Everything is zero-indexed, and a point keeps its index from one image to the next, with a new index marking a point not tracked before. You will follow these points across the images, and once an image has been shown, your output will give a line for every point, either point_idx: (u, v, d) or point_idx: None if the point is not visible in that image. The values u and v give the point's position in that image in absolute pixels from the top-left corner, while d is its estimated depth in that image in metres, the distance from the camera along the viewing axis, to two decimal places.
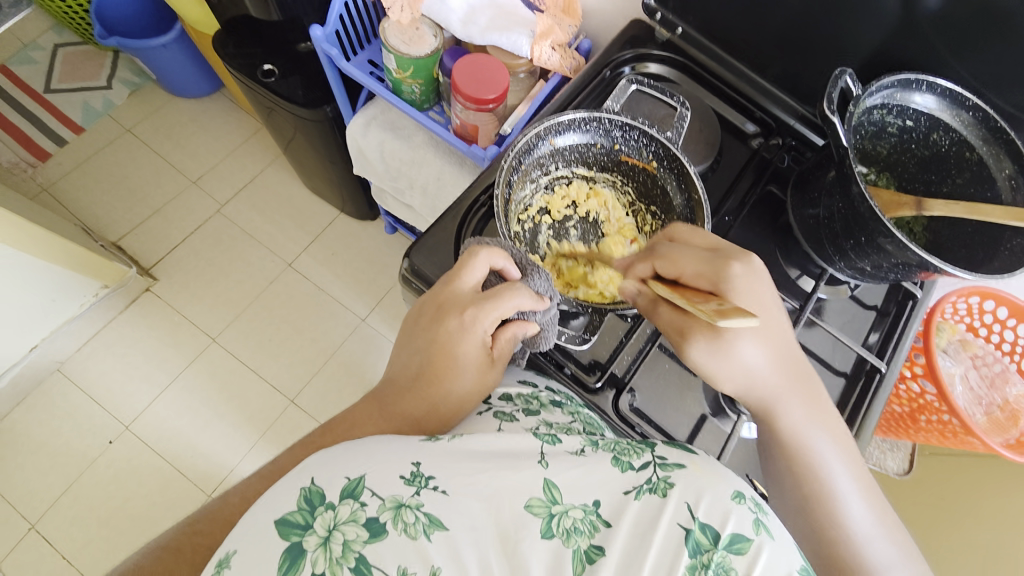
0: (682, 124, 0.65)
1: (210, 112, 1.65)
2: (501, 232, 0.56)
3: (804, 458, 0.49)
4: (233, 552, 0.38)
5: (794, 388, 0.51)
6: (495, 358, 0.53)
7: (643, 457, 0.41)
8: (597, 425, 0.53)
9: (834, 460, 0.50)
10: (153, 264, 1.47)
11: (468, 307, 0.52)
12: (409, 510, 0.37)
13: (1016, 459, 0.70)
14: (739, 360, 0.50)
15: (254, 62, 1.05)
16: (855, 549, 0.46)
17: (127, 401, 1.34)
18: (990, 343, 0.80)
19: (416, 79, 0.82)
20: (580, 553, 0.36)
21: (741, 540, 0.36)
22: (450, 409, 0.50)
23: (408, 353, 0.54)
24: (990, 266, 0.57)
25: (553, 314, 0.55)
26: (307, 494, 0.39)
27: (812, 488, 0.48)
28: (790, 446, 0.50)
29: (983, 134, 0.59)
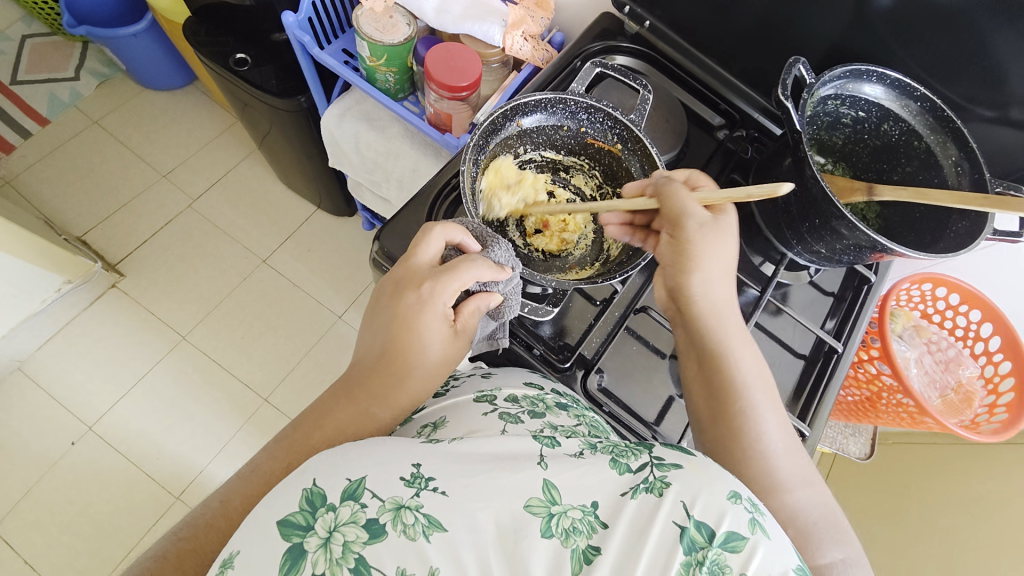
0: (645, 106, 0.65)
1: (183, 105, 1.62)
2: (468, 210, 0.57)
3: (729, 372, 0.50)
4: (235, 553, 0.37)
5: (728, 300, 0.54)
6: (459, 331, 0.53)
7: (641, 458, 0.42)
8: (602, 430, 0.54)
9: (757, 377, 0.51)
10: (120, 259, 1.43)
11: (424, 280, 0.52)
12: (408, 511, 0.37)
13: (972, 437, 0.73)
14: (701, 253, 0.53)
15: (227, 51, 1.04)
16: (771, 470, 0.47)
17: (90, 401, 1.30)
18: (944, 328, 0.84)
19: (390, 68, 0.82)
20: (579, 553, 0.36)
21: (737, 538, 0.36)
22: (418, 382, 0.50)
23: (372, 332, 0.53)
24: (937, 247, 0.60)
25: (516, 284, 0.56)
26: (308, 496, 0.38)
27: (734, 405, 0.49)
28: (716, 359, 0.51)
29: (931, 123, 0.62)
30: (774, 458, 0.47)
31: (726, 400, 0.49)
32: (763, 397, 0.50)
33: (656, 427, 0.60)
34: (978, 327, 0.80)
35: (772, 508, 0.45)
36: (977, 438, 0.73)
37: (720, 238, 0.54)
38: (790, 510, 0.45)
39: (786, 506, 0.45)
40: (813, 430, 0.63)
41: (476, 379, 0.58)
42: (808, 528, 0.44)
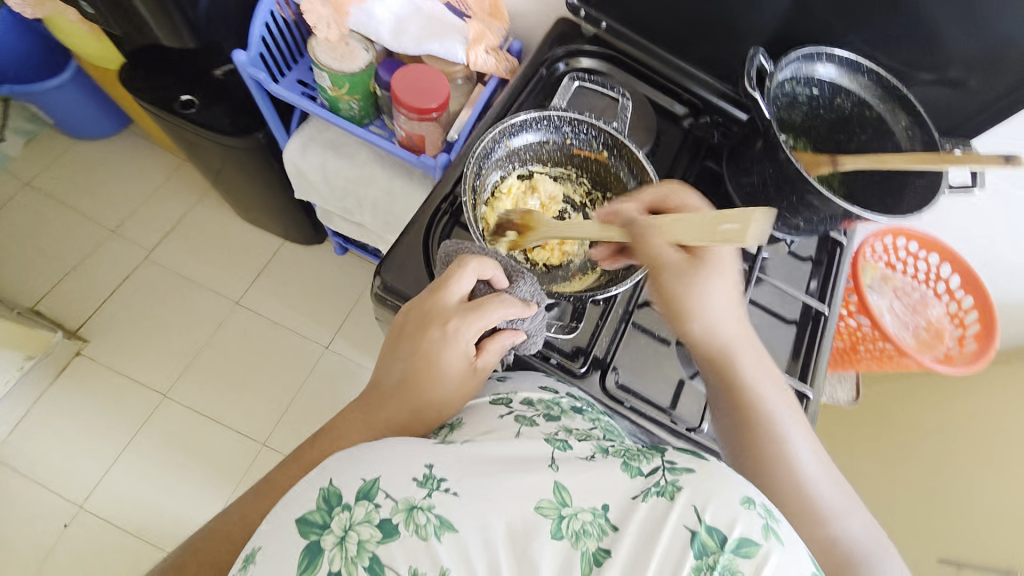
0: (626, 114, 0.69)
1: (122, 153, 1.52)
2: (475, 237, 0.58)
3: (757, 411, 0.53)
4: (258, 547, 0.39)
5: (745, 336, 0.56)
6: (479, 368, 0.54)
7: (653, 462, 0.43)
8: (617, 433, 0.54)
9: (784, 411, 0.54)
10: (81, 325, 1.35)
11: (450, 318, 0.52)
12: (420, 511, 0.39)
13: (946, 371, 0.80)
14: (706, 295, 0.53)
15: (171, 94, 0.99)
16: (814, 502, 0.49)
17: (74, 479, 1.22)
18: (907, 274, 0.91)
19: (353, 96, 0.81)
20: (589, 555, 0.37)
21: (749, 544, 0.36)
22: (432, 416, 0.51)
23: (392, 360, 0.54)
24: (901, 206, 0.65)
25: (539, 321, 0.57)
26: (325, 495, 0.40)
27: (766, 444, 0.51)
28: (743, 398, 0.53)
29: (879, 93, 0.68)
30: (814, 488, 0.50)
31: (759, 442, 0.52)
32: (793, 429, 0.53)
33: (672, 411, 0.63)
34: (938, 268, 0.88)
35: (821, 539, 0.47)
36: (951, 371, 0.80)
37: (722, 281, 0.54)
38: (837, 539, 0.47)
39: (835, 535, 0.47)
40: (815, 388, 0.67)
41: (493, 383, 0.57)
42: (857, 554, 0.47)
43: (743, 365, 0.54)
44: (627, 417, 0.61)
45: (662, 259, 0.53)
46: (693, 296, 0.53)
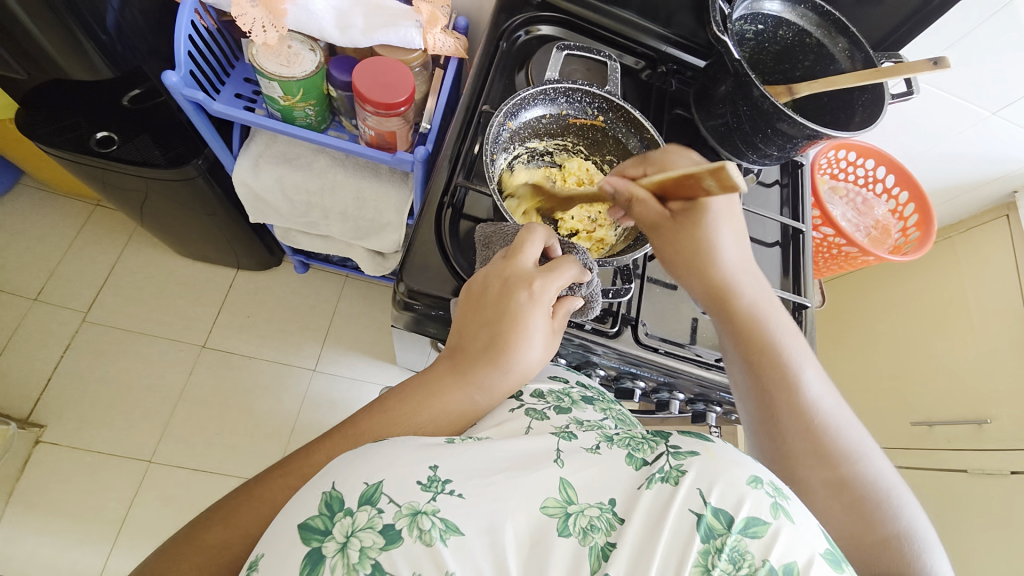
0: (617, 75, 0.66)
1: (19, 211, 1.34)
2: (511, 222, 0.58)
3: (770, 342, 0.53)
4: (261, 555, 0.37)
5: (747, 275, 0.57)
6: (553, 330, 0.54)
7: (657, 449, 0.42)
8: (628, 421, 0.54)
9: (799, 349, 0.54)
10: (29, 410, 1.20)
11: (534, 279, 0.52)
12: (424, 516, 0.36)
13: (899, 258, 0.91)
14: (702, 242, 0.56)
15: (82, 134, 0.88)
16: (832, 440, 0.48)
17: (73, 573, 1.11)
18: (850, 181, 1.01)
19: (308, 102, 0.76)
20: (597, 550, 0.36)
21: (758, 524, 0.36)
22: (515, 380, 0.51)
23: (473, 324, 0.52)
24: (854, 122, 0.72)
25: (594, 285, 0.57)
26: (327, 499, 0.37)
27: (776, 372, 0.52)
28: (751, 330, 0.54)
29: (817, 20, 0.72)
30: (829, 424, 0.49)
31: (772, 373, 0.52)
32: (807, 365, 0.53)
33: (694, 344, 0.68)
34: (874, 171, 0.99)
35: (843, 477, 0.46)
36: (903, 258, 0.91)
37: (718, 224, 0.56)
38: (857, 477, 0.47)
39: (858, 474, 0.47)
40: (809, 297, 0.75)
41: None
42: (883, 494, 0.46)
43: (749, 304, 0.56)
44: (663, 362, 0.65)
45: (653, 218, 0.57)
46: (684, 245, 0.56)
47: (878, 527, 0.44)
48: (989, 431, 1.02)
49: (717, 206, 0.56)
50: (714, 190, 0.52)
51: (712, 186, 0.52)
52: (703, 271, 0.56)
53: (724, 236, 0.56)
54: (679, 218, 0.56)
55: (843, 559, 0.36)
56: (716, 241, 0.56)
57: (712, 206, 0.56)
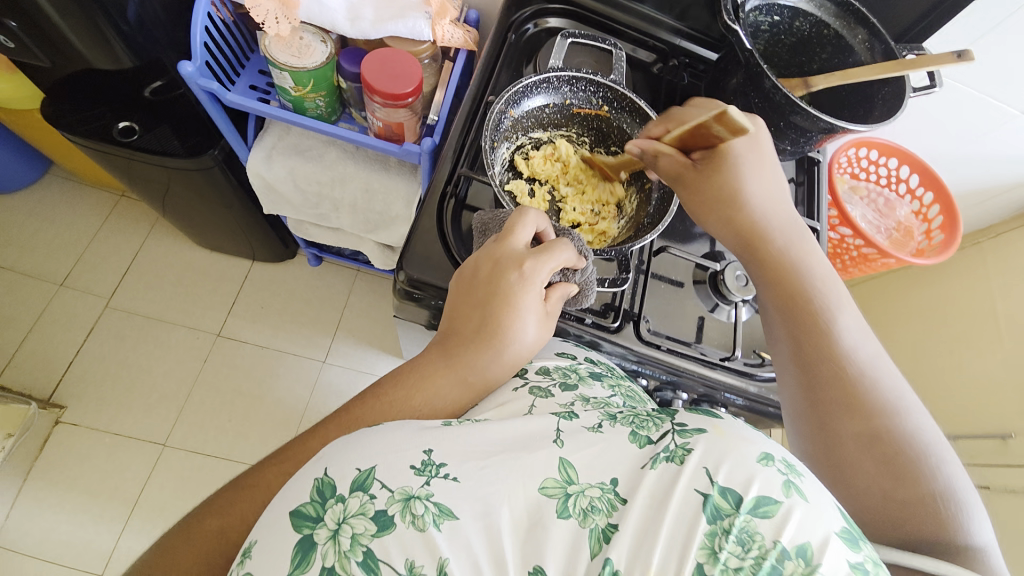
0: (622, 64, 0.66)
1: (50, 200, 1.40)
2: (507, 205, 0.57)
3: (803, 287, 0.53)
4: (254, 542, 0.37)
5: (787, 219, 0.57)
6: (548, 314, 0.53)
7: (662, 428, 0.41)
8: (637, 397, 0.54)
9: (836, 296, 0.53)
10: (52, 390, 1.25)
11: (526, 259, 0.51)
12: (418, 501, 0.36)
13: (922, 262, 0.87)
14: (728, 189, 0.56)
15: (107, 123, 0.91)
16: (865, 388, 0.47)
17: (87, 549, 1.14)
18: (872, 180, 0.98)
19: (319, 92, 0.77)
20: (598, 532, 0.35)
21: (769, 502, 0.34)
22: (510, 363, 0.51)
23: (465, 308, 0.51)
24: (874, 115, 0.69)
25: (589, 273, 0.57)
26: (319, 486, 0.37)
27: (806, 318, 0.51)
28: (784, 273, 0.54)
29: (835, 11, 0.70)
30: (865, 371, 0.49)
31: (806, 319, 0.52)
32: (843, 312, 0.52)
33: (699, 343, 0.66)
34: (898, 170, 0.95)
35: (878, 425, 0.46)
36: (926, 262, 0.87)
37: (745, 171, 0.56)
38: (891, 429, 0.45)
39: (893, 427, 0.45)
40: None
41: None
42: (919, 449, 0.44)
43: (783, 247, 0.55)
44: (665, 360, 0.64)
45: (679, 166, 0.58)
46: (712, 192, 0.57)
47: (911, 484, 0.43)
48: (1013, 446, 0.96)
49: (740, 150, 0.57)
50: (722, 134, 0.56)
51: (722, 131, 0.56)
52: (731, 218, 0.56)
53: (751, 182, 0.56)
54: (704, 165, 0.57)
55: (862, 539, 0.35)
56: (742, 190, 0.56)
57: (736, 151, 0.57)
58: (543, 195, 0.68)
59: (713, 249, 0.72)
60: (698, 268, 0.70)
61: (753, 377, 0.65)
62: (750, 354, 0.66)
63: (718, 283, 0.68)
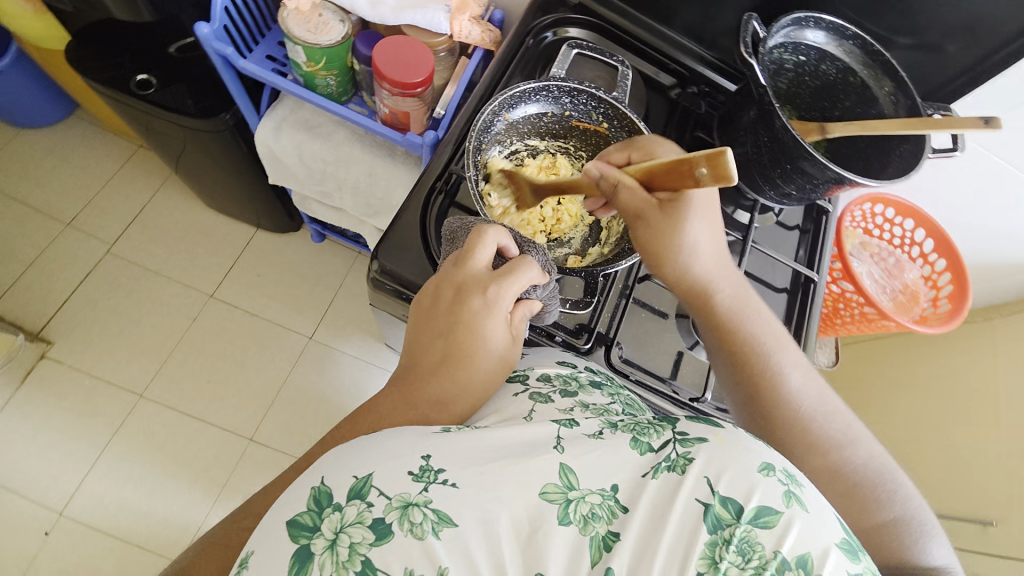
0: (626, 82, 0.66)
1: (70, 141, 1.43)
2: (479, 212, 0.56)
3: (751, 346, 0.53)
4: (251, 552, 0.36)
5: (728, 273, 0.56)
6: (514, 336, 0.52)
7: (664, 436, 0.38)
8: (639, 405, 0.51)
9: (776, 342, 0.54)
10: (43, 326, 1.27)
11: (487, 284, 0.49)
12: (416, 508, 0.34)
13: (925, 330, 0.83)
14: (685, 242, 0.53)
15: (126, 74, 0.92)
16: (813, 433, 0.49)
17: (49, 487, 1.15)
18: (885, 239, 0.95)
19: (330, 71, 0.76)
20: (598, 540, 0.34)
21: (769, 513, 0.33)
22: (471, 399, 0.47)
23: (426, 338, 0.50)
24: (887, 172, 0.67)
25: (553, 289, 0.56)
26: (316, 495, 0.36)
27: (760, 379, 0.51)
28: (734, 335, 0.54)
29: (863, 59, 0.68)
30: (814, 416, 0.50)
31: (758, 382, 0.51)
32: (786, 356, 0.53)
33: (673, 380, 0.63)
34: (913, 233, 0.92)
35: (830, 466, 0.47)
36: (929, 330, 0.83)
37: (701, 219, 0.53)
38: (843, 467, 0.47)
39: (842, 463, 0.47)
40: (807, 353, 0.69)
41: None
42: (869, 480, 0.47)
43: (729, 306, 0.55)
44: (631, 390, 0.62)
45: (639, 209, 0.53)
46: (668, 243, 0.53)
47: (867, 515, 0.45)
48: (993, 534, 0.92)
49: (699, 199, 0.52)
50: (705, 183, 0.45)
51: (704, 176, 0.45)
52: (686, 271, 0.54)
53: (707, 233, 0.53)
54: (667, 212, 0.52)
55: (861, 550, 0.33)
56: (695, 240, 0.53)
57: (696, 201, 0.52)
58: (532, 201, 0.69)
59: None
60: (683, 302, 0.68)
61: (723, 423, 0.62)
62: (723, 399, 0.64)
63: None
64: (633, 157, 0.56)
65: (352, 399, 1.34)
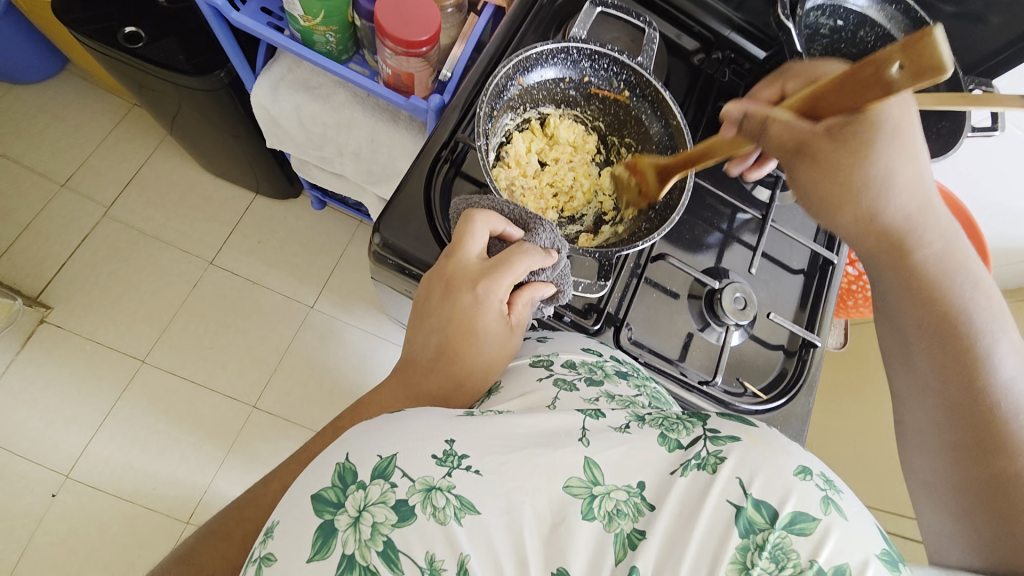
0: (653, 47, 0.61)
1: (62, 98, 1.37)
2: (492, 188, 0.53)
3: (949, 311, 0.42)
4: (276, 522, 0.35)
5: (940, 221, 0.44)
6: (514, 325, 0.49)
7: (693, 432, 0.37)
8: (665, 400, 0.49)
9: (990, 318, 0.42)
10: (41, 290, 1.25)
11: (479, 280, 0.47)
12: (439, 492, 0.33)
13: None
14: (875, 172, 0.43)
15: (113, 25, 0.86)
16: (1012, 428, 0.38)
17: (56, 449, 1.17)
18: None
19: (329, 26, 0.71)
20: (623, 537, 0.33)
21: (805, 519, 0.31)
22: (469, 393, 0.46)
23: (421, 334, 0.49)
24: (922, 150, 0.62)
25: (563, 267, 0.53)
26: (340, 470, 0.35)
27: (949, 349, 0.41)
28: (932, 295, 0.43)
29: (906, 26, 0.63)
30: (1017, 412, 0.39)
31: (946, 353, 0.42)
32: (1000, 333, 0.41)
33: (681, 363, 0.62)
34: None
35: (1017, 472, 0.37)
36: None
37: (903, 151, 0.42)
38: None
39: None
40: (821, 339, 0.66)
41: (533, 344, 0.53)
42: None
43: (929, 257, 0.43)
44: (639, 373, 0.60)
45: (802, 138, 0.45)
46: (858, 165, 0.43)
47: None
48: None
49: (890, 120, 0.42)
50: (899, 84, 0.37)
51: (901, 74, 0.36)
52: (876, 211, 0.44)
53: (910, 170, 0.43)
54: (842, 139, 0.43)
55: (902, 561, 0.32)
56: (891, 172, 0.43)
57: (891, 126, 0.42)
58: (549, 169, 0.66)
59: (717, 265, 0.67)
60: (697, 282, 0.65)
61: (731, 407, 0.61)
62: (732, 382, 0.63)
63: (714, 302, 0.63)
64: (787, 90, 0.51)
65: (355, 369, 1.33)
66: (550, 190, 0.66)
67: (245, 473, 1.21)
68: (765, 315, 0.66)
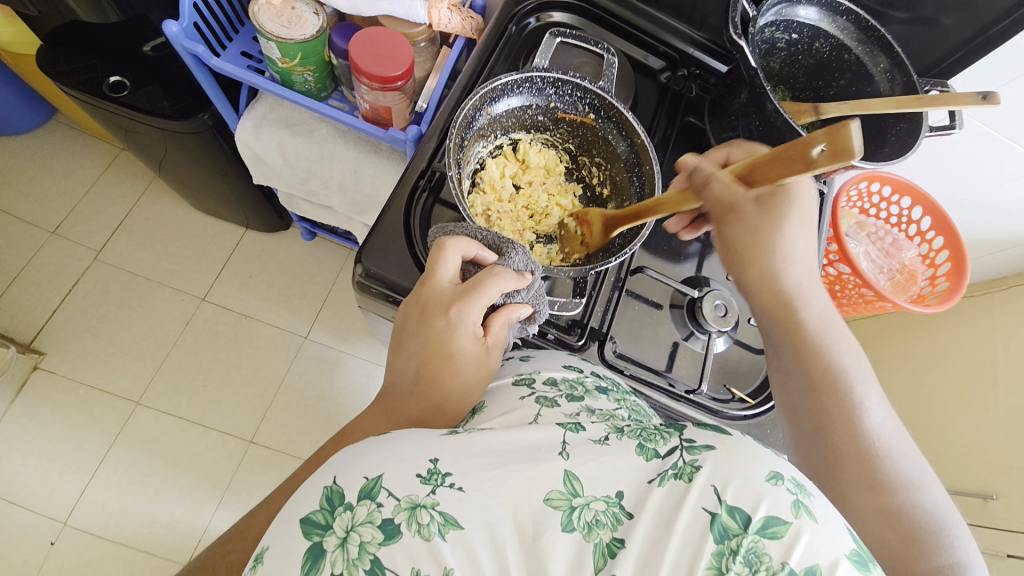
0: (612, 71, 0.63)
1: (50, 147, 1.40)
2: (466, 217, 0.54)
3: (826, 357, 0.49)
4: (265, 548, 0.35)
5: (813, 285, 0.52)
6: (491, 346, 0.50)
7: (670, 442, 0.37)
8: (646, 412, 0.49)
9: (858, 366, 0.49)
10: (33, 337, 1.26)
11: (452, 304, 0.48)
12: (424, 510, 0.34)
13: (920, 310, 0.83)
14: (778, 245, 0.51)
15: (98, 76, 0.89)
16: (880, 457, 0.44)
17: (51, 497, 1.15)
18: (882, 218, 0.94)
19: (307, 67, 0.74)
20: (602, 547, 0.33)
21: (777, 523, 0.32)
22: (450, 414, 0.47)
23: (400, 359, 0.50)
24: (884, 152, 0.65)
25: (538, 288, 0.54)
26: (328, 494, 0.35)
27: (823, 390, 0.47)
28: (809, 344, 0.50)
29: (858, 35, 0.66)
30: (883, 444, 0.45)
31: (829, 393, 0.47)
32: (865, 380, 0.48)
33: (668, 372, 0.63)
34: (909, 211, 0.91)
35: (891, 505, 0.42)
36: (925, 309, 0.83)
37: (796, 223, 0.51)
38: (906, 505, 0.42)
39: (905, 504, 0.42)
40: None
41: (515, 363, 0.54)
42: (936, 528, 0.41)
43: (807, 310, 0.51)
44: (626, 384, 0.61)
45: (731, 199, 0.52)
46: (756, 239, 0.51)
47: (921, 562, 0.40)
48: (992, 508, 0.91)
49: (800, 203, 0.51)
50: (818, 163, 0.44)
51: (821, 155, 0.43)
52: (768, 274, 0.51)
53: (798, 240, 0.51)
54: (764, 206, 0.51)
55: (872, 561, 0.32)
56: (791, 246, 0.51)
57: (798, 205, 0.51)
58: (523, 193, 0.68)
59: (697, 274, 0.68)
60: (677, 292, 0.66)
61: (718, 413, 0.62)
62: (719, 389, 0.63)
63: (695, 311, 0.64)
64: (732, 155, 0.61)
65: (350, 398, 1.33)
66: (526, 212, 0.68)
67: (243, 509, 1.20)
68: (747, 319, 0.67)
